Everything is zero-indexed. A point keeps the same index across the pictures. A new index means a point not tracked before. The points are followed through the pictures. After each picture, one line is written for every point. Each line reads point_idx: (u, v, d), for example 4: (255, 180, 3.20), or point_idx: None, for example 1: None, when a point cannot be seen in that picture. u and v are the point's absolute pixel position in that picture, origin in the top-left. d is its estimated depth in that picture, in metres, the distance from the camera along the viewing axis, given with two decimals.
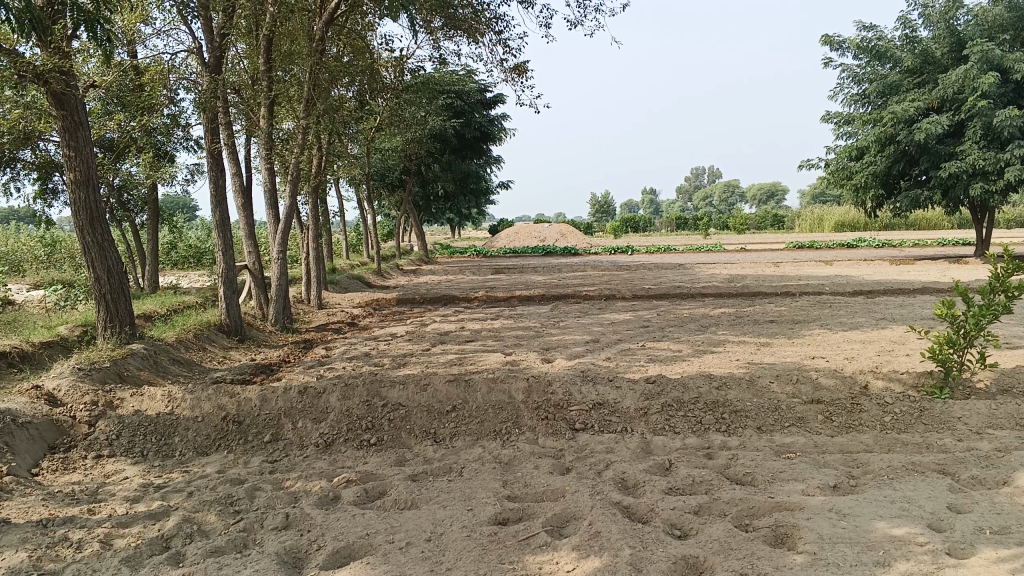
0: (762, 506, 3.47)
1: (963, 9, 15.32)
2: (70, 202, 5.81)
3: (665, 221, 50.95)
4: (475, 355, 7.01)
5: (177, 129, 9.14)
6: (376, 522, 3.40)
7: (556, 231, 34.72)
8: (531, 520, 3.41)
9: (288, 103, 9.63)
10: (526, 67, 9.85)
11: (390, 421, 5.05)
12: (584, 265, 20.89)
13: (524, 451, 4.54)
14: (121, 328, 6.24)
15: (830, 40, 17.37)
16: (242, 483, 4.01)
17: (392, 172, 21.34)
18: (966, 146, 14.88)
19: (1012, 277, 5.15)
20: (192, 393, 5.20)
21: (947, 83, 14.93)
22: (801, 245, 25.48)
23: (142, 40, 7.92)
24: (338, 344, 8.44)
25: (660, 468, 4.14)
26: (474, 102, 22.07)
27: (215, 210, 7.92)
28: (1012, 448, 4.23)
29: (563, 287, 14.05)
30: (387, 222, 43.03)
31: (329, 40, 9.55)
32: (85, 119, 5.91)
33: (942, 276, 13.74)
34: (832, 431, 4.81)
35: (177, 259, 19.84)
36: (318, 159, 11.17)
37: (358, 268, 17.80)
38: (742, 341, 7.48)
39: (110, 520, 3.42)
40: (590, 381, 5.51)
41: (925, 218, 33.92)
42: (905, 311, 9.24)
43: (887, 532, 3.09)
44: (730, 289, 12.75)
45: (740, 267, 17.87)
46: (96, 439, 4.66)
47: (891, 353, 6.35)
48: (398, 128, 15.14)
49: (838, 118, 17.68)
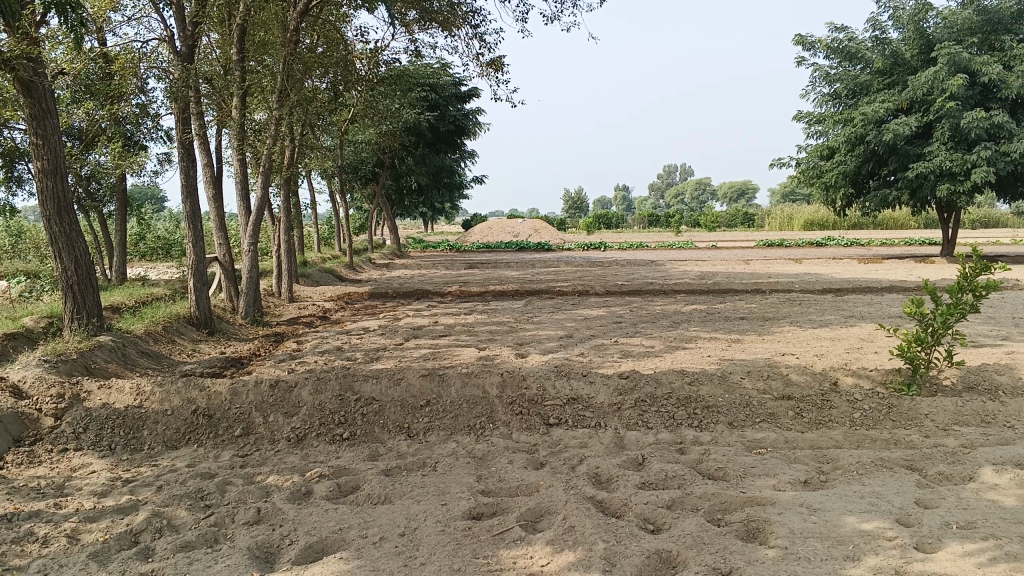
0: (734, 501, 3.50)
1: (932, 11, 15.51)
2: (36, 191, 5.69)
3: (636, 218, 51.19)
4: (449, 349, 6.99)
5: (146, 118, 9.00)
6: (349, 517, 3.37)
7: (529, 226, 34.80)
8: (505, 515, 3.41)
9: (261, 94, 9.52)
10: (501, 62, 9.84)
11: (362, 416, 5.02)
12: (557, 261, 20.95)
13: (498, 446, 4.53)
14: (89, 319, 6.13)
15: (803, 40, 17.54)
16: (212, 478, 3.96)
17: (365, 165, 21.21)
18: (933, 147, 15.09)
19: (979, 277, 5.24)
20: (161, 387, 5.13)
21: (916, 84, 15.12)
22: (770, 244, 25.76)
23: (111, 27, 7.78)
24: (309, 338, 8.37)
25: (633, 463, 4.16)
26: (448, 96, 21.99)
27: (185, 200, 7.81)
28: (977, 444, 4.31)
29: (537, 283, 14.06)
30: (359, 215, 42.78)
31: (302, 31, 9.45)
32: (53, 107, 5.81)
33: (908, 275, 13.97)
34: (802, 427, 4.86)
35: (145, 251, 19.59)
36: (290, 150, 11.07)
37: (330, 262, 17.68)
38: (713, 337, 7.54)
39: (77, 515, 3.36)
40: (563, 376, 5.52)
41: (892, 217, 34.51)
42: (873, 310, 9.38)
43: (856, 527, 3.14)
44: (701, 285, 12.86)
45: (711, 264, 18.02)
46: (61, 433, 4.58)
47: (860, 350, 6.45)
48: (372, 121, 15.05)
49: (809, 117, 17.86)
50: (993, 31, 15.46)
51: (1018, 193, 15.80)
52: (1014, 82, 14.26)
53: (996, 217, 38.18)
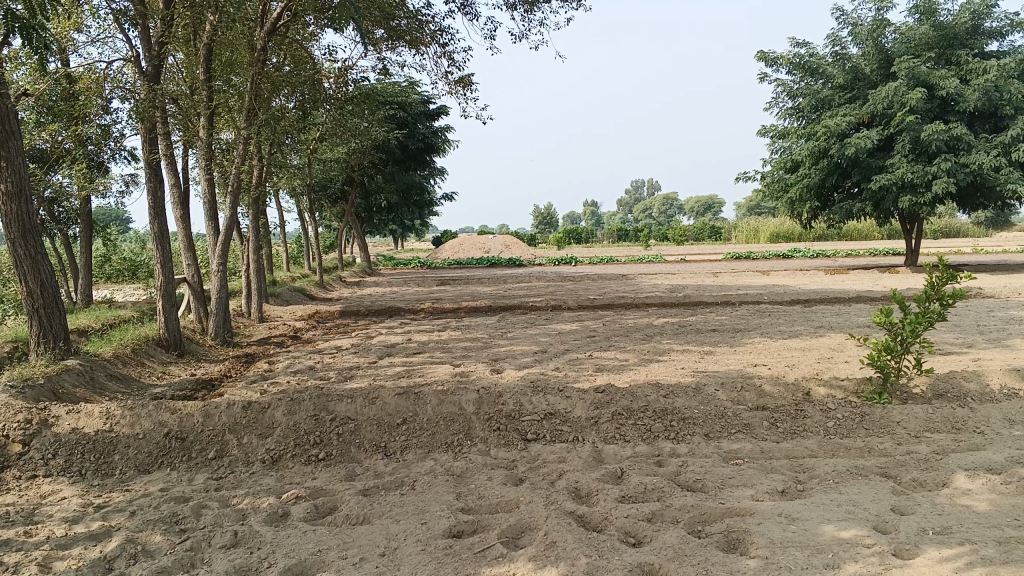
0: (714, 512, 3.52)
1: (890, 27, 15.85)
2: (0, 215, 5.58)
3: (605, 233, 51.51)
4: (423, 367, 6.96)
5: (111, 139, 8.89)
6: (327, 538, 3.34)
7: (500, 242, 34.83)
8: (486, 532, 3.39)
9: (228, 113, 9.44)
10: (470, 79, 9.90)
11: (338, 436, 4.97)
12: (528, 276, 20.98)
13: (476, 463, 4.51)
14: (55, 343, 6.01)
15: (765, 57, 17.84)
16: (187, 502, 3.90)
17: (334, 183, 21.08)
18: (895, 159, 15.39)
19: (945, 286, 5.34)
20: (132, 410, 5.03)
21: (877, 98, 15.42)
22: (738, 256, 26.00)
23: (75, 47, 7.68)
24: (281, 358, 8.28)
25: (612, 476, 4.17)
26: (417, 113, 22.02)
27: (153, 220, 7.71)
28: (948, 451, 4.38)
29: (509, 298, 14.07)
30: (328, 234, 42.59)
31: (269, 50, 9.44)
32: (17, 128, 5.71)
33: (875, 285, 14.20)
34: (777, 437, 4.90)
35: (111, 273, 19.29)
36: (258, 169, 11.00)
37: (299, 280, 17.54)
38: (686, 349, 7.59)
39: (49, 543, 3.28)
40: (540, 391, 5.51)
41: (856, 229, 35.22)
42: (841, 320, 9.51)
43: (834, 535, 3.16)
44: (672, 298, 12.98)
45: (681, 278, 18.19)
46: (29, 460, 4.48)
47: (830, 360, 6.52)
48: (341, 140, 14.99)
49: (774, 132, 18.12)
50: (949, 46, 15.79)
51: (978, 204, 16.16)
52: (971, 96, 14.60)
53: (957, 228, 38.99)
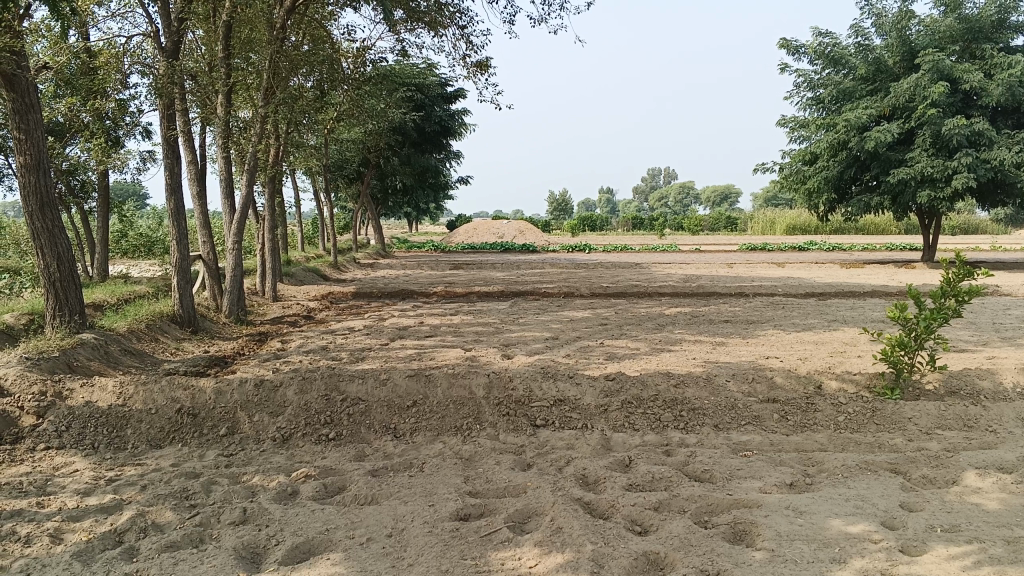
0: (721, 503, 3.51)
1: (915, 19, 15.64)
2: (18, 187, 5.63)
3: (620, 221, 51.34)
4: (434, 350, 6.97)
5: (129, 114, 8.93)
6: (335, 517, 3.36)
7: (514, 228, 34.82)
8: (493, 516, 3.40)
9: (246, 92, 9.45)
10: (487, 63, 9.87)
11: (349, 416, 5.00)
12: (542, 262, 20.96)
13: (485, 447, 4.52)
14: (71, 317, 6.07)
15: (787, 45, 17.66)
16: (197, 477, 3.93)
17: (349, 164, 21.07)
18: (915, 153, 15.23)
19: (962, 283, 5.28)
20: (144, 386, 5.07)
21: (898, 91, 15.27)
22: (753, 247, 25.90)
23: (95, 22, 7.72)
24: (294, 337, 8.31)
25: (620, 464, 4.17)
26: (434, 96, 21.95)
27: (169, 198, 7.75)
28: (959, 448, 4.35)
29: (522, 284, 14.05)
30: (343, 215, 42.71)
31: (288, 29, 9.45)
32: (36, 102, 5.73)
33: (891, 280, 14.10)
34: (787, 430, 4.89)
35: (126, 248, 19.44)
36: (274, 148, 11.01)
37: (314, 261, 17.60)
38: (698, 340, 7.58)
39: (60, 514, 3.32)
40: (550, 378, 5.52)
41: (873, 223, 35.08)
42: (855, 314, 9.46)
43: (842, 530, 3.15)
44: (686, 288, 12.94)
45: (695, 267, 18.11)
46: (43, 432, 4.53)
47: (843, 354, 6.49)
48: (358, 122, 14.99)
49: (794, 122, 17.95)
50: (974, 40, 15.58)
51: (998, 200, 15.99)
52: (994, 90, 14.41)
53: (976, 224, 38.74)
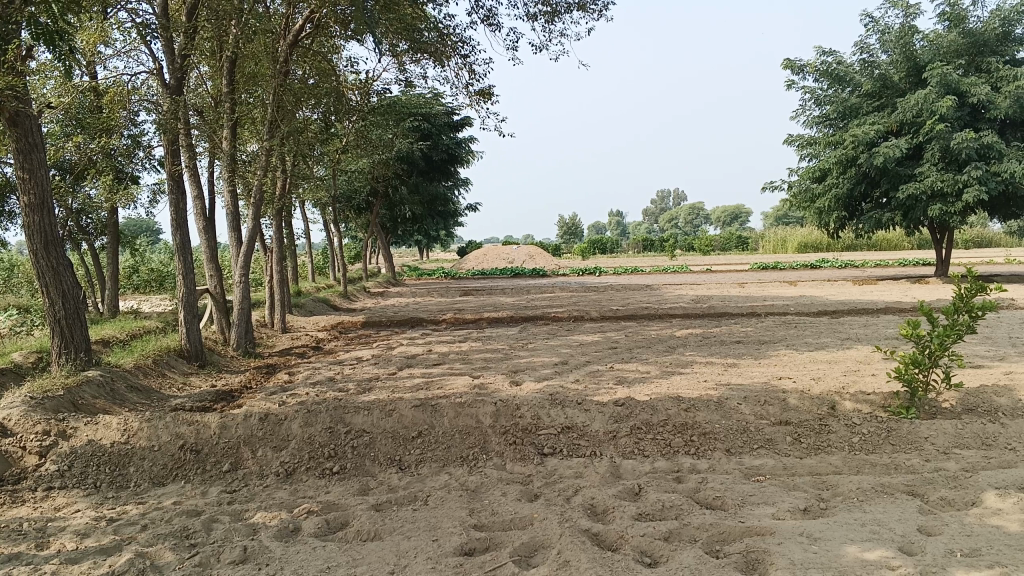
0: (733, 531, 3.42)
1: (919, 34, 15.63)
2: (23, 227, 5.63)
3: (630, 243, 51.26)
4: (442, 378, 6.91)
5: (138, 150, 8.99)
6: (337, 555, 3.29)
7: (525, 253, 34.83)
8: (498, 550, 3.32)
9: (252, 125, 9.50)
10: (491, 91, 9.91)
11: (353, 449, 4.93)
12: (552, 287, 20.94)
13: (491, 478, 4.45)
14: (76, 354, 6.05)
15: (792, 64, 17.65)
16: (199, 516, 3.87)
17: (358, 194, 21.10)
18: (924, 168, 15.13)
19: (975, 298, 5.16)
20: (150, 421, 5.04)
21: (906, 107, 15.15)
22: (766, 266, 25.69)
23: (102, 61, 7.80)
24: (301, 369, 8.27)
25: (630, 493, 4.08)
26: (441, 125, 22.02)
27: (176, 233, 7.76)
28: (979, 468, 4.24)
29: (532, 309, 14.02)
30: (353, 245, 42.93)
31: (294, 63, 9.51)
32: (40, 141, 5.76)
33: (905, 296, 13.96)
34: (801, 453, 4.79)
35: (138, 283, 19.58)
36: (281, 181, 11.03)
37: (323, 291, 17.65)
38: (709, 361, 7.49)
39: (58, 557, 3.27)
40: (558, 404, 5.44)
41: (886, 239, 35.05)
42: (869, 331, 9.34)
43: (858, 557, 3.05)
44: (697, 309, 12.87)
45: (706, 288, 17.99)
46: (45, 472, 4.48)
47: (857, 373, 6.39)
48: (365, 152, 15.04)
49: (801, 140, 17.89)
50: (979, 54, 15.54)
51: (1010, 213, 15.84)
52: (1002, 103, 14.34)
53: (989, 237, 38.47)
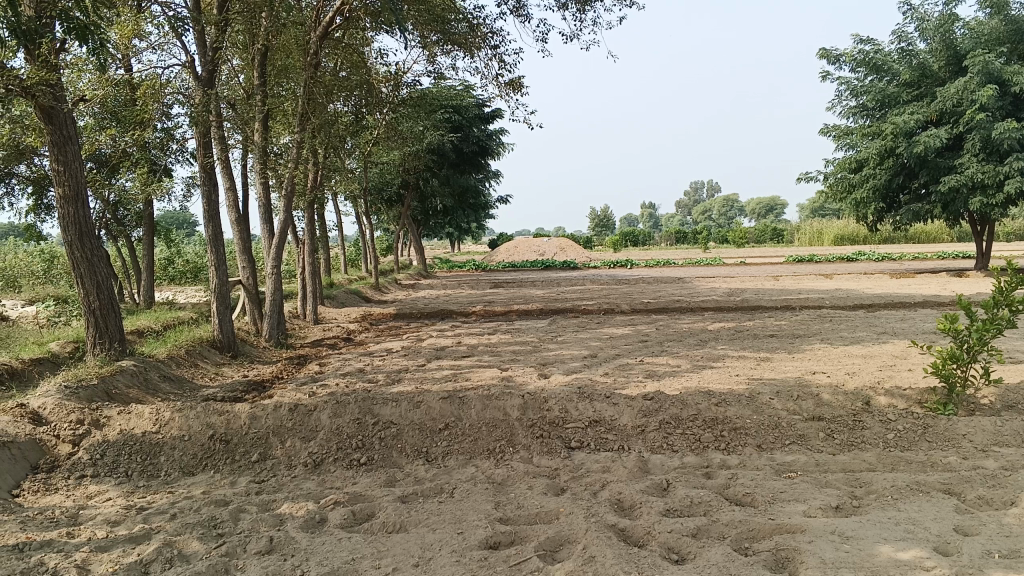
0: (763, 529, 3.36)
1: (959, 22, 15.21)
2: (58, 218, 5.71)
3: (663, 236, 50.95)
4: (470, 371, 6.89)
5: (171, 142, 9.08)
6: (362, 546, 3.29)
7: (555, 245, 34.71)
8: (523, 544, 3.29)
9: (284, 117, 9.54)
10: (520, 81, 9.87)
11: (380, 440, 4.94)
12: (584, 279, 20.85)
13: (518, 471, 4.43)
14: (111, 344, 6.12)
15: (827, 54, 17.34)
16: (227, 506, 3.90)
17: (390, 187, 21.08)
18: (965, 159, 14.80)
19: (1015, 291, 5.01)
20: (181, 411, 5.09)
21: (945, 95, 14.81)
22: (803, 259, 25.30)
23: (136, 55, 7.89)
24: (331, 360, 8.32)
25: (657, 488, 4.04)
26: (472, 117, 21.96)
27: (208, 224, 7.83)
28: (1018, 466, 4.12)
29: (563, 302, 13.96)
30: (384, 237, 43.24)
31: (324, 55, 9.55)
32: (74, 133, 5.82)
33: (944, 289, 13.70)
34: (834, 449, 4.71)
35: (174, 275, 19.88)
36: (313, 174, 11.07)
37: (355, 283, 17.74)
38: (741, 355, 7.39)
39: (89, 545, 3.31)
40: (586, 398, 5.40)
41: (924, 231, 34.39)
42: (906, 325, 9.16)
43: (892, 556, 2.98)
44: (730, 302, 12.73)
45: (739, 281, 17.79)
46: (78, 460, 4.55)
47: (892, 368, 6.25)
48: (395, 144, 15.08)
49: (837, 131, 17.57)
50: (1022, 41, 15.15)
51: None
52: None
53: None
